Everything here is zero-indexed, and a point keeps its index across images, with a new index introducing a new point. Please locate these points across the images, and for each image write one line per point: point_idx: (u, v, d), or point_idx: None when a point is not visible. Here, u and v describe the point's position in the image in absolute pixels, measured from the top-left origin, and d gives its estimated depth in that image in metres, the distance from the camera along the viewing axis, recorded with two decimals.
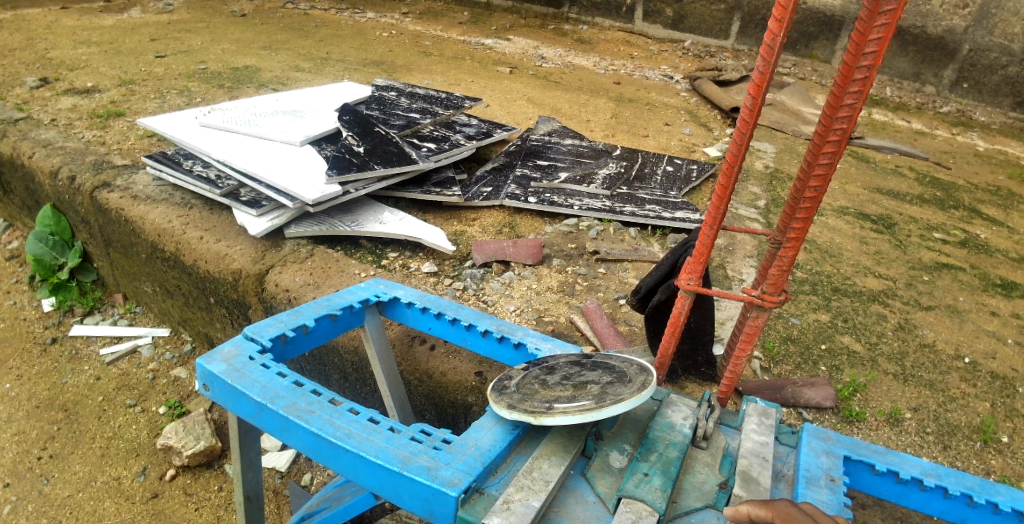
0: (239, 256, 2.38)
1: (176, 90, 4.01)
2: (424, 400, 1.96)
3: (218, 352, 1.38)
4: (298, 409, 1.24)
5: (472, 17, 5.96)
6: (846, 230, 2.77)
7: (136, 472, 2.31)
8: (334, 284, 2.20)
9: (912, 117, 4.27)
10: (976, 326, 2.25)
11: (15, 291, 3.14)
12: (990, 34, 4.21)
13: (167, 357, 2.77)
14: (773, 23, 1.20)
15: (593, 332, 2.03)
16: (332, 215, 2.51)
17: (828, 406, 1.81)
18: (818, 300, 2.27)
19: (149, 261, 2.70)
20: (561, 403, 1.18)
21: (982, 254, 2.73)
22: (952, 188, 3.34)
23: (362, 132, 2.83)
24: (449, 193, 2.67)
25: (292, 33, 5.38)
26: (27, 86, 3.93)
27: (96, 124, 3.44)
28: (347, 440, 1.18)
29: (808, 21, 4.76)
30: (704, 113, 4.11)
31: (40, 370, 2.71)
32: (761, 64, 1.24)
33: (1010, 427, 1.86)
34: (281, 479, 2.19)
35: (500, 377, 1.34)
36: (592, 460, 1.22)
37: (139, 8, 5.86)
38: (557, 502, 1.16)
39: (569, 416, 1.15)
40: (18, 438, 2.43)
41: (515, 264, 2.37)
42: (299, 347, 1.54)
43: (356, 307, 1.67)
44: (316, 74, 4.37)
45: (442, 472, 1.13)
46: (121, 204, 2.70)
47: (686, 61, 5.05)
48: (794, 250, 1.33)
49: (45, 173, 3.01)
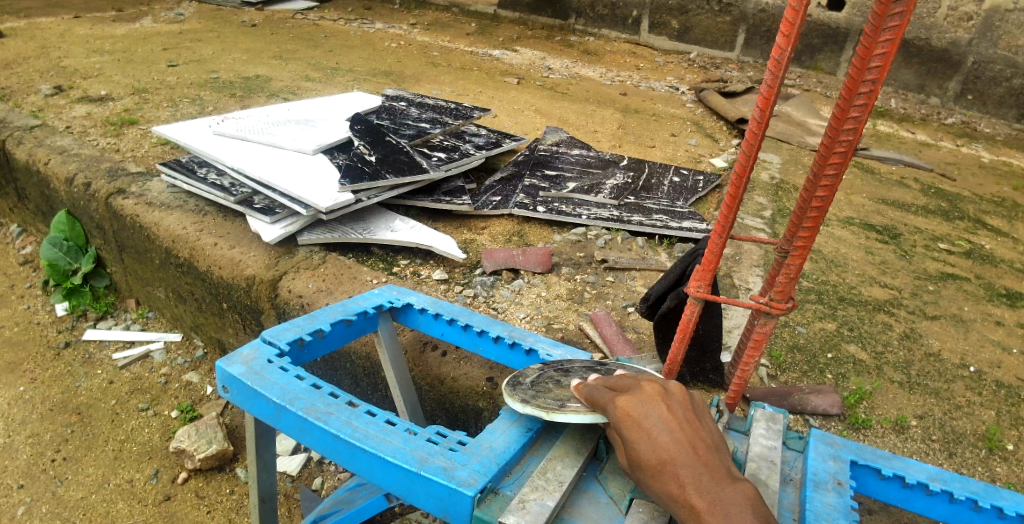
0: (252, 262, 2.41)
1: (188, 98, 4.06)
2: (435, 405, 1.99)
3: (237, 355, 1.41)
4: (317, 410, 1.27)
5: (479, 28, 6.05)
6: (851, 240, 2.79)
7: (148, 475, 2.34)
8: (347, 291, 2.24)
9: (916, 129, 4.30)
10: (981, 336, 2.27)
11: (28, 295, 3.18)
12: (994, 46, 4.24)
13: (179, 362, 2.81)
14: (780, 38, 1.24)
15: (601, 339, 2.06)
16: (344, 223, 2.55)
17: (833, 413, 1.84)
18: (824, 309, 2.30)
19: (163, 267, 2.75)
20: (574, 402, 1.22)
21: (986, 264, 2.75)
22: (957, 199, 3.36)
23: (373, 141, 2.88)
24: (458, 202, 2.71)
25: (301, 44, 5.45)
26: (41, 93, 3.99)
27: (111, 132, 3.50)
28: (365, 441, 1.21)
29: (813, 33, 4.80)
30: (710, 124, 4.15)
31: (53, 373, 2.75)
32: (769, 78, 1.27)
33: (1016, 436, 1.87)
34: (292, 483, 2.21)
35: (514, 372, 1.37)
36: (605, 462, 1.25)
37: (151, 18, 5.96)
38: (570, 502, 1.18)
39: (581, 415, 1.18)
40: (32, 440, 2.46)
41: (524, 272, 2.41)
42: (314, 352, 1.57)
43: (370, 312, 1.70)
44: (326, 84, 4.42)
45: (459, 472, 1.15)
46: (136, 211, 2.75)
47: (691, 72, 5.09)
48: (802, 259, 1.35)
49: (61, 180, 3.07)
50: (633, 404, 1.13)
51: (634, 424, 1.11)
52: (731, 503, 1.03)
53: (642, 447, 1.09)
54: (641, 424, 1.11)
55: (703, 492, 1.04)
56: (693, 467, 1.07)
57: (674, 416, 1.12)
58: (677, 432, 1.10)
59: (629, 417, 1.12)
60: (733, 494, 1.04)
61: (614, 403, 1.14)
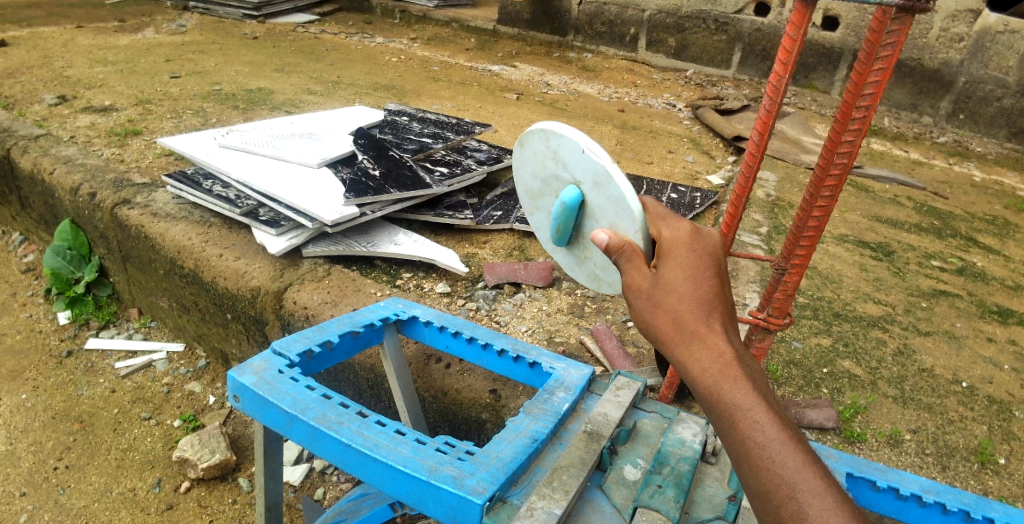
0: (258, 274, 2.44)
1: (191, 110, 4.11)
2: (438, 416, 2.02)
3: (249, 365, 1.44)
4: (328, 420, 1.30)
5: (479, 44, 6.13)
6: (846, 257, 2.84)
7: (150, 484, 2.36)
8: (352, 303, 2.27)
9: (909, 147, 4.38)
10: (973, 352, 2.32)
11: (31, 303, 3.20)
12: (985, 67, 4.33)
13: (182, 371, 2.83)
14: (778, 66, 1.32)
15: (603, 354, 2.09)
16: (349, 236, 2.59)
17: (829, 427, 1.88)
18: (819, 324, 2.34)
19: (167, 277, 2.77)
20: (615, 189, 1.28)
21: (978, 281, 2.81)
22: (949, 216, 3.43)
23: (377, 155, 2.92)
24: (461, 217, 2.76)
25: (303, 57, 5.51)
26: (46, 103, 4.03)
27: (115, 142, 3.53)
28: (375, 450, 1.24)
29: (808, 53, 4.89)
30: (707, 141, 4.21)
31: (56, 382, 2.77)
32: (767, 103, 1.35)
33: (1007, 450, 1.91)
34: (295, 493, 2.23)
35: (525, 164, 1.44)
36: (608, 472, 1.28)
37: (153, 29, 6.02)
38: (575, 511, 1.22)
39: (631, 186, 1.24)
40: (34, 448, 2.48)
41: (525, 286, 2.45)
42: (323, 362, 1.60)
43: (377, 324, 1.73)
44: (328, 98, 4.47)
45: (468, 481, 1.19)
46: (142, 221, 2.78)
47: (688, 90, 5.15)
48: (798, 276, 1.49)
49: (66, 189, 3.10)
50: (691, 240, 1.22)
51: (694, 253, 1.20)
52: (751, 367, 1.16)
53: (689, 276, 1.19)
54: (698, 257, 1.20)
55: (733, 344, 1.16)
56: (729, 321, 1.18)
57: (724, 271, 1.22)
58: (726, 286, 1.21)
59: (686, 247, 1.20)
60: (753, 364, 1.18)
61: (681, 230, 1.23)
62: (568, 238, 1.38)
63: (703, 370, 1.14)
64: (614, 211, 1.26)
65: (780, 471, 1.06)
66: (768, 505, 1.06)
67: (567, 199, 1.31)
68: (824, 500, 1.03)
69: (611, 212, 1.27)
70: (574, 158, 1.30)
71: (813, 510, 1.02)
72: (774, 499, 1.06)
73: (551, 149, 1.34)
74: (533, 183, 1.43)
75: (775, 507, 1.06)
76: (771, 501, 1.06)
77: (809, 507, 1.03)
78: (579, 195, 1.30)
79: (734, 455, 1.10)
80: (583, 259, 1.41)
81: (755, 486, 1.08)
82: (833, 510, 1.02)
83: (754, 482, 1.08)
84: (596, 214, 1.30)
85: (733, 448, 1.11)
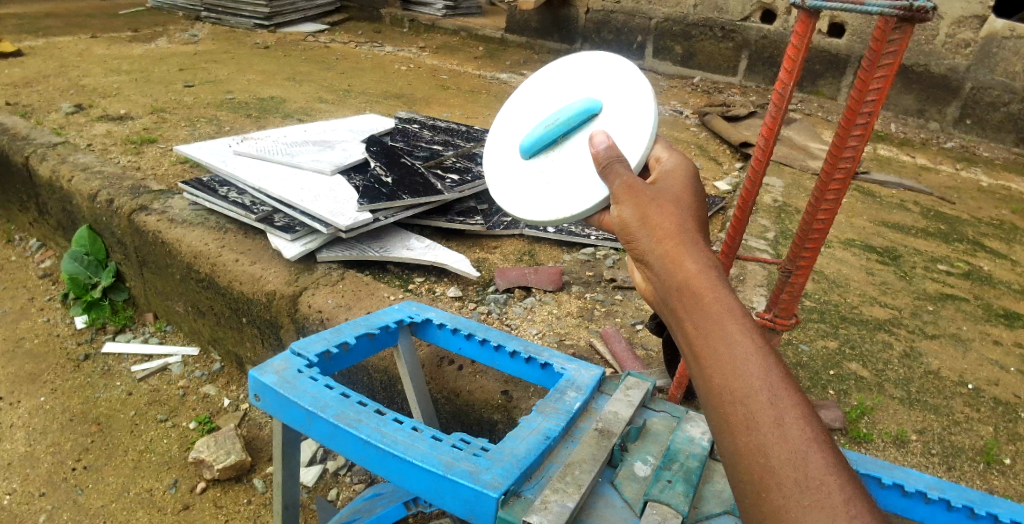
0: (273, 278, 2.49)
1: (205, 118, 4.18)
2: (450, 417, 2.07)
3: (269, 365, 1.49)
4: (348, 417, 1.34)
5: (487, 52, 6.22)
6: (852, 261, 2.87)
7: (167, 485, 2.40)
8: (365, 306, 2.31)
9: (916, 153, 4.39)
10: (979, 355, 2.34)
11: (48, 307, 3.26)
12: (992, 72, 4.36)
13: (197, 374, 2.88)
14: (783, 74, 1.36)
15: (612, 356, 2.13)
16: (362, 241, 2.64)
17: (836, 427, 1.91)
18: (826, 327, 2.37)
19: (183, 282, 2.83)
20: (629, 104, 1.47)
21: (984, 285, 2.83)
22: (956, 221, 3.45)
23: (389, 162, 2.97)
24: (472, 223, 2.80)
25: (314, 65, 5.59)
26: (63, 112, 4.10)
27: (131, 150, 3.60)
28: (394, 447, 1.28)
29: (814, 60, 4.92)
30: (714, 147, 4.25)
31: (73, 385, 2.82)
32: (773, 110, 1.39)
33: (1013, 450, 1.93)
34: (309, 494, 2.27)
35: (559, 74, 1.64)
36: (619, 468, 1.32)
37: (166, 38, 6.13)
38: (588, 505, 1.25)
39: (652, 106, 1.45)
40: (53, 449, 2.53)
41: (536, 290, 2.49)
42: (339, 363, 1.65)
43: (391, 326, 1.77)
44: (339, 106, 4.53)
45: (483, 475, 1.23)
46: (159, 227, 2.84)
47: (694, 96, 5.18)
48: (804, 277, 1.52)
49: (84, 196, 3.17)
50: (688, 176, 1.28)
51: (696, 187, 1.25)
52: None
53: (690, 200, 1.21)
54: (697, 190, 1.25)
55: None
56: None
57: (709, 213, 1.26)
58: None
59: (687, 179, 1.26)
60: None
61: (686, 170, 1.29)
62: (552, 140, 1.52)
63: (698, 270, 1.08)
64: (623, 128, 1.43)
65: (761, 376, 1.00)
66: (740, 408, 0.99)
67: (589, 102, 1.49)
68: (804, 413, 0.98)
69: (618, 129, 1.44)
70: (616, 82, 1.52)
71: (791, 418, 0.97)
72: (750, 403, 0.99)
73: (599, 71, 1.57)
74: (553, 94, 1.62)
75: (747, 413, 0.99)
76: (743, 406, 0.99)
77: (786, 414, 0.97)
78: (599, 106, 1.49)
79: (711, 356, 1.03)
80: (543, 166, 1.53)
81: (730, 389, 1.00)
82: (807, 421, 0.97)
83: (730, 384, 1.00)
84: (599, 127, 1.48)
85: (711, 347, 1.03)
